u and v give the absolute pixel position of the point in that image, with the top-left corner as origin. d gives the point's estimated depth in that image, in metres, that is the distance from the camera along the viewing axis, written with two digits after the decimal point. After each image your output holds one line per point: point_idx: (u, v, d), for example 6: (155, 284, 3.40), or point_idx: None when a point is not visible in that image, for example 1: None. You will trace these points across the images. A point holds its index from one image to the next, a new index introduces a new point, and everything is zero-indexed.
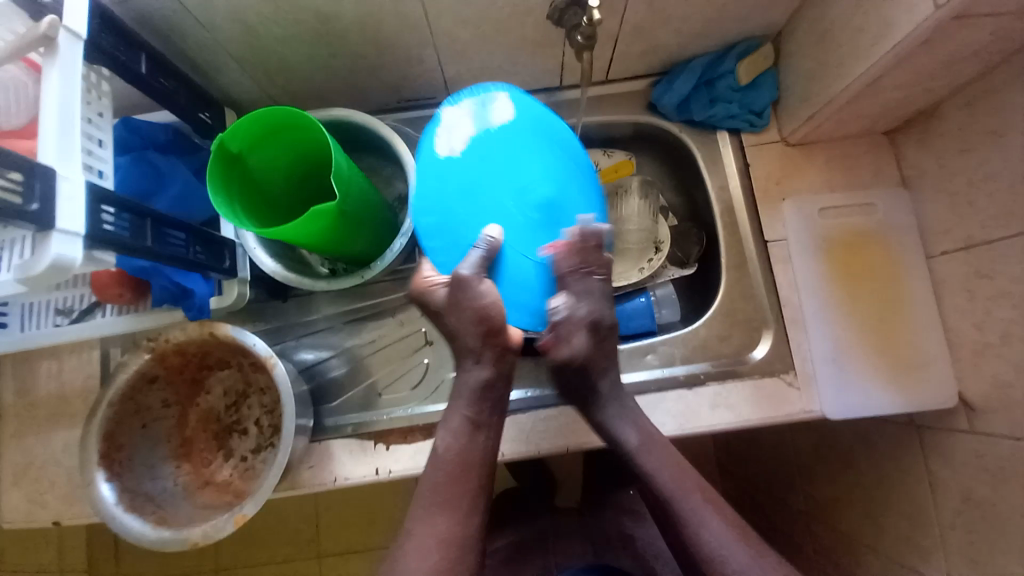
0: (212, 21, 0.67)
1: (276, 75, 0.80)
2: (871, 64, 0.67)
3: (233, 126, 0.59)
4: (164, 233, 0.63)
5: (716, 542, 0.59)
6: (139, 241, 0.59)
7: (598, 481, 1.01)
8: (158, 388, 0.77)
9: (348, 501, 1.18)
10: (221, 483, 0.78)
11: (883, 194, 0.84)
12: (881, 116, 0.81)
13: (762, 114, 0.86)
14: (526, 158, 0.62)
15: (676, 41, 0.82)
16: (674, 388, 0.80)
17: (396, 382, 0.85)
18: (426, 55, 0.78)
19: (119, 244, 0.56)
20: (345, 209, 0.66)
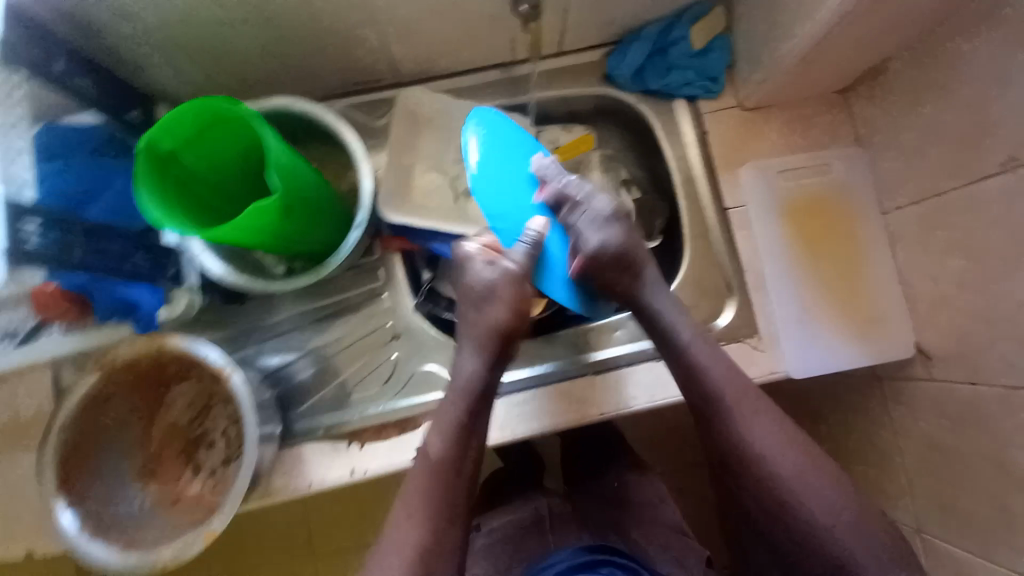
0: (126, 10, 0.62)
1: (207, 66, 0.74)
2: (819, 22, 0.66)
3: (161, 121, 0.54)
4: (97, 244, 0.64)
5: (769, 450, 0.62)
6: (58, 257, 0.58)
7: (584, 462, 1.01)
8: (115, 405, 0.73)
9: (335, 502, 1.16)
10: (192, 500, 0.74)
11: (839, 154, 0.85)
12: (834, 76, 0.80)
13: (717, 79, 0.85)
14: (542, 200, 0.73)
15: (627, 7, 0.79)
16: (643, 361, 0.80)
17: (366, 380, 0.82)
18: (366, 34, 0.73)
19: (46, 259, 0.58)
20: (292, 204, 0.62)
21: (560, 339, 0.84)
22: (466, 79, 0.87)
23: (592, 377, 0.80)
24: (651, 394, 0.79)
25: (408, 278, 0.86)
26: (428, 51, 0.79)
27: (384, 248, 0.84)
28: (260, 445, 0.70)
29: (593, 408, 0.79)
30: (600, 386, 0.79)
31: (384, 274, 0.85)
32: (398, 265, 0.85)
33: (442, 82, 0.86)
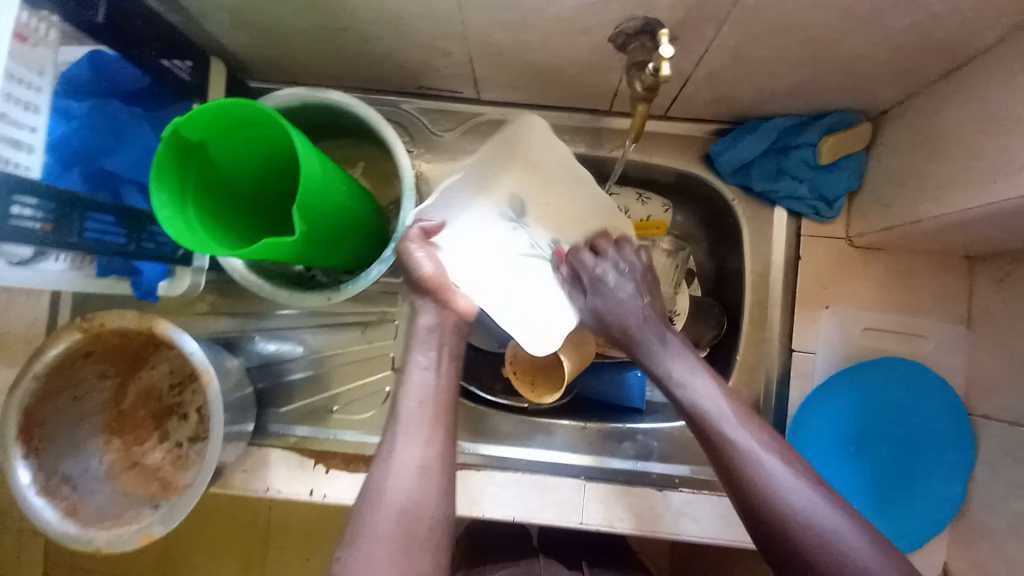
0: None
1: (282, 36, 0.64)
2: (980, 200, 0.53)
3: (191, 112, 0.48)
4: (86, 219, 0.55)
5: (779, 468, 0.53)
6: (61, 236, 0.53)
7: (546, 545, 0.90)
8: (94, 362, 0.69)
9: (312, 525, 1.00)
10: (150, 467, 0.73)
11: (938, 328, 0.73)
12: (967, 244, 0.68)
13: (831, 204, 0.73)
14: (841, 470, 0.73)
15: (756, 96, 0.67)
16: (641, 486, 0.74)
17: (354, 405, 0.77)
18: (455, 50, 0.64)
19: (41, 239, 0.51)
20: (317, 232, 0.54)
21: (563, 430, 0.78)
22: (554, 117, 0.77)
23: (583, 485, 0.74)
24: (638, 523, 0.73)
25: None
26: (518, 79, 0.70)
27: (409, 272, 0.78)
28: (225, 445, 0.68)
29: (573, 515, 0.73)
30: (583, 493, 0.73)
31: (402, 300, 0.78)
32: None
33: (526, 112, 0.77)
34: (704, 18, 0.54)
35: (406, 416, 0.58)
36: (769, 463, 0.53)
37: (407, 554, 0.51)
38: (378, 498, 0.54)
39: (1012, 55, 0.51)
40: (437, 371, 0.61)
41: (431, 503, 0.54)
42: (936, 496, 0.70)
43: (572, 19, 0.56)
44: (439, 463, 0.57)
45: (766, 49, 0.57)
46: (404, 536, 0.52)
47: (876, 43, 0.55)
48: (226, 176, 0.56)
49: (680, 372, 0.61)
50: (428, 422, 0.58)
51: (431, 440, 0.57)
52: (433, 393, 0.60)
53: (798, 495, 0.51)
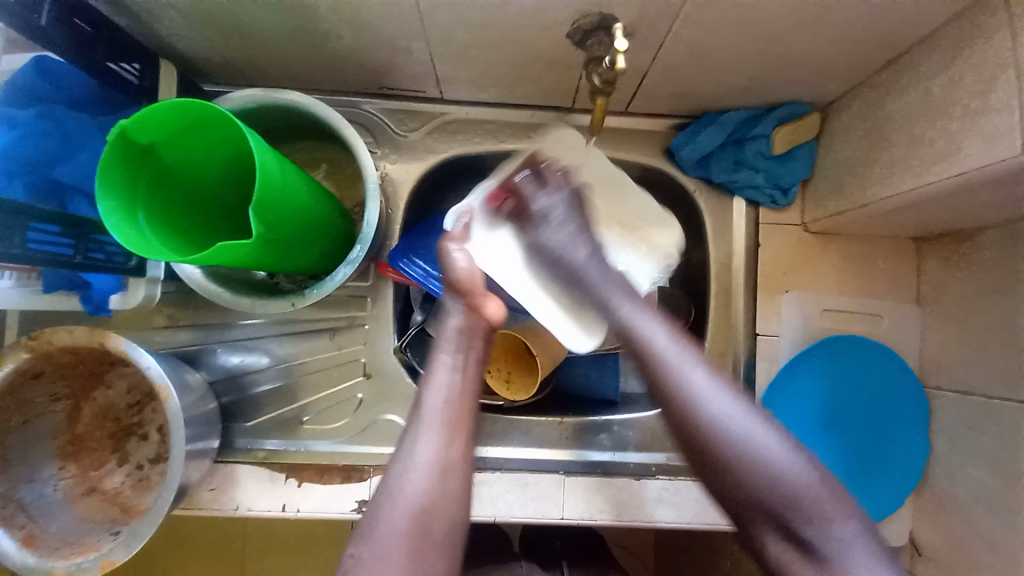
0: None
1: (235, 36, 0.62)
2: (922, 181, 0.57)
3: (140, 112, 0.46)
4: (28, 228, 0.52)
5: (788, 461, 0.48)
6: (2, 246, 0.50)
7: (530, 543, 0.89)
8: (45, 382, 0.64)
9: (289, 542, 0.97)
10: (110, 492, 0.69)
11: (893, 306, 0.76)
12: (915, 226, 0.72)
13: (787, 192, 0.76)
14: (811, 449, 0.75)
15: (713, 90, 0.70)
16: (620, 477, 0.74)
17: (325, 413, 0.75)
18: (416, 48, 0.63)
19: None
20: (276, 234, 0.53)
21: (541, 426, 0.77)
22: (518, 114, 0.77)
23: (562, 479, 0.73)
24: (618, 513, 0.73)
25: (396, 316, 0.78)
26: (482, 77, 0.70)
27: (378, 275, 0.77)
28: (190, 463, 0.64)
29: (554, 510, 0.73)
30: (563, 487, 0.73)
31: (371, 304, 0.77)
32: (390, 295, 0.77)
33: (490, 110, 0.77)
34: (659, 13, 0.55)
35: (427, 415, 0.55)
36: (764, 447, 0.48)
37: (421, 561, 0.50)
38: (394, 496, 0.52)
39: (945, 45, 0.54)
40: (463, 368, 0.58)
41: (450, 510, 0.52)
42: (899, 468, 0.73)
43: (531, 16, 0.56)
44: (461, 468, 0.54)
45: (719, 43, 0.59)
46: (418, 537, 0.50)
47: (820, 36, 0.58)
48: (180, 181, 0.54)
49: (635, 316, 0.53)
50: (450, 422, 0.55)
51: (452, 442, 0.54)
52: (457, 393, 0.56)
53: (784, 468, 0.47)
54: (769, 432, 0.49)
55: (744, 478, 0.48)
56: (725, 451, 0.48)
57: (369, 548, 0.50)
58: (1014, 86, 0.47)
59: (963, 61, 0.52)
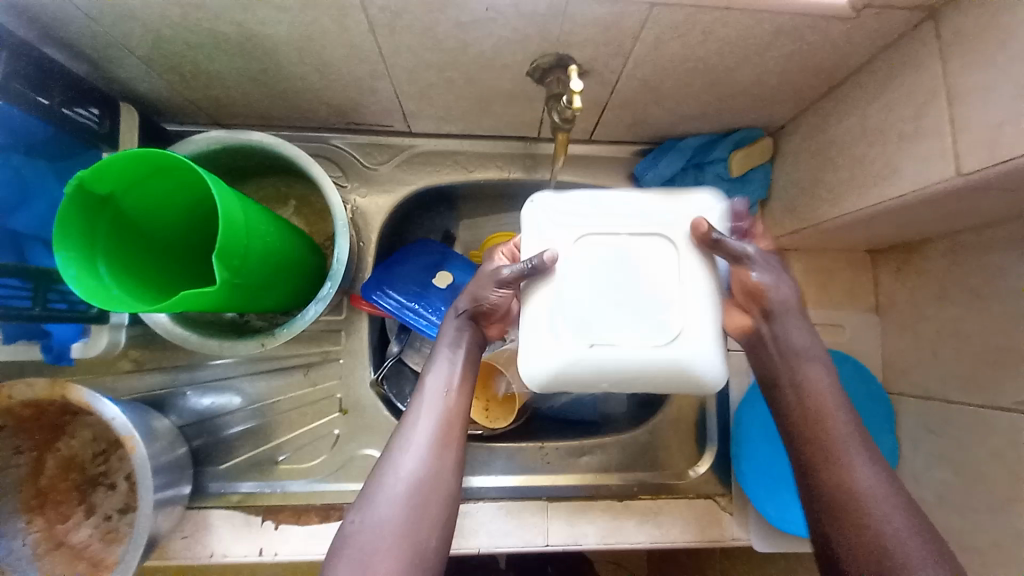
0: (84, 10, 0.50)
1: (198, 80, 0.62)
2: (868, 201, 0.60)
3: (97, 163, 0.46)
4: None
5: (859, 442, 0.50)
6: None
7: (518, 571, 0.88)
8: (7, 437, 0.63)
9: None
10: (77, 546, 0.66)
11: (852, 317, 0.80)
12: (868, 240, 0.75)
13: (747, 212, 0.79)
14: None
15: (670, 118, 0.73)
16: (601, 499, 0.75)
17: (301, 452, 0.74)
18: (380, 87, 0.65)
19: None
20: (242, 278, 0.52)
21: (521, 451, 0.77)
22: (485, 145, 0.79)
23: (545, 505, 0.74)
24: (603, 537, 0.73)
25: (371, 348, 0.78)
26: (448, 112, 0.71)
27: (352, 308, 0.77)
28: (158, 513, 0.62)
29: (538, 538, 0.73)
30: (546, 513, 0.73)
31: (346, 338, 0.76)
32: (364, 328, 0.77)
33: (458, 142, 0.79)
34: (612, 52, 0.58)
35: (427, 395, 0.57)
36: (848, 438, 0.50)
37: (414, 535, 0.50)
38: (392, 474, 0.53)
39: (878, 76, 0.58)
40: (466, 354, 0.60)
41: (445, 482, 0.54)
42: None
43: (490, 56, 0.58)
44: (455, 442, 0.56)
45: (672, 77, 0.62)
46: (415, 515, 0.51)
47: (763, 70, 0.61)
48: (142, 227, 0.54)
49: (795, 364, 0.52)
50: (447, 403, 0.57)
51: (448, 427, 0.56)
52: (456, 375, 0.58)
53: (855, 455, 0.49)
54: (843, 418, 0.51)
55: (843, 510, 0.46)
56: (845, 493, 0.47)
57: (363, 522, 0.50)
58: (942, 114, 0.51)
59: (896, 89, 0.56)
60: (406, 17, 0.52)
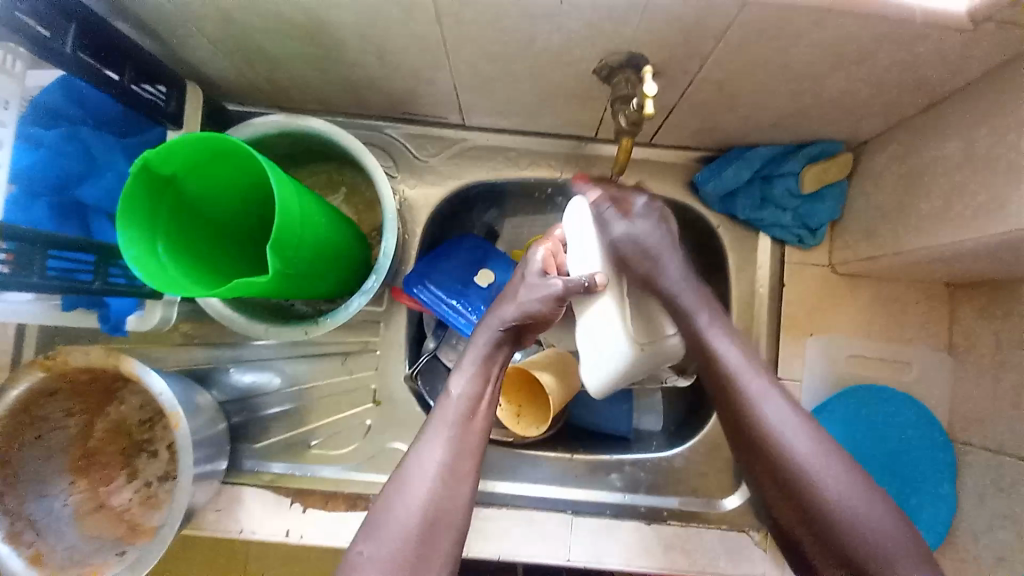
0: None
1: (260, 63, 0.62)
2: (964, 234, 0.54)
3: (163, 144, 0.46)
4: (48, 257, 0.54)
5: (784, 426, 0.53)
6: (19, 276, 0.51)
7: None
8: (60, 400, 0.64)
9: None
10: (117, 509, 0.69)
11: (922, 354, 0.73)
12: (950, 273, 0.69)
13: (815, 232, 0.74)
14: None
15: (741, 127, 0.68)
16: (631, 519, 0.73)
17: (333, 439, 0.74)
18: (439, 79, 0.63)
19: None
20: (292, 269, 0.52)
21: (550, 460, 0.76)
22: (540, 142, 0.76)
23: (571, 519, 0.72)
24: (628, 558, 0.71)
25: (409, 342, 0.77)
26: (504, 108, 0.69)
27: (393, 300, 0.76)
28: (196, 485, 0.64)
29: (560, 552, 0.71)
30: (571, 527, 0.71)
31: (385, 330, 0.76)
32: (404, 320, 0.77)
33: (512, 138, 0.76)
34: (690, 54, 0.54)
35: (443, 418, 0.56)
36: (791, 432, 0.53)
37: (422, 562, 0.49)
38: (405, 496, 0.52)
39: (992, 96, 0.52)
40: (486, 382, 0.58)
41: (455, 515, 0.52)
42: (926, 525, 0.69)
43: (557, 52, 0.55)
44: (468, 473, 0.54)
45: (750, 84, 0.58)
46: (426, 539, 0.50)
47: (856, 80, 0.56)
48: (200, 210, 0.54)
49: (727, 355, 0.57)
50: (462, 429, 0.55)
51: (462, 455, 0.54)
52: (475, 402, 0.57)
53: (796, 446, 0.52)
54: (785, 412, 0.54)
55: (785, 470, 0.52)
56: (784, 455, 0.53)
57: (371, 544, 0.50)
58: None
59: (1013, 112, 0.50)
60: (475, 8, 0.50)
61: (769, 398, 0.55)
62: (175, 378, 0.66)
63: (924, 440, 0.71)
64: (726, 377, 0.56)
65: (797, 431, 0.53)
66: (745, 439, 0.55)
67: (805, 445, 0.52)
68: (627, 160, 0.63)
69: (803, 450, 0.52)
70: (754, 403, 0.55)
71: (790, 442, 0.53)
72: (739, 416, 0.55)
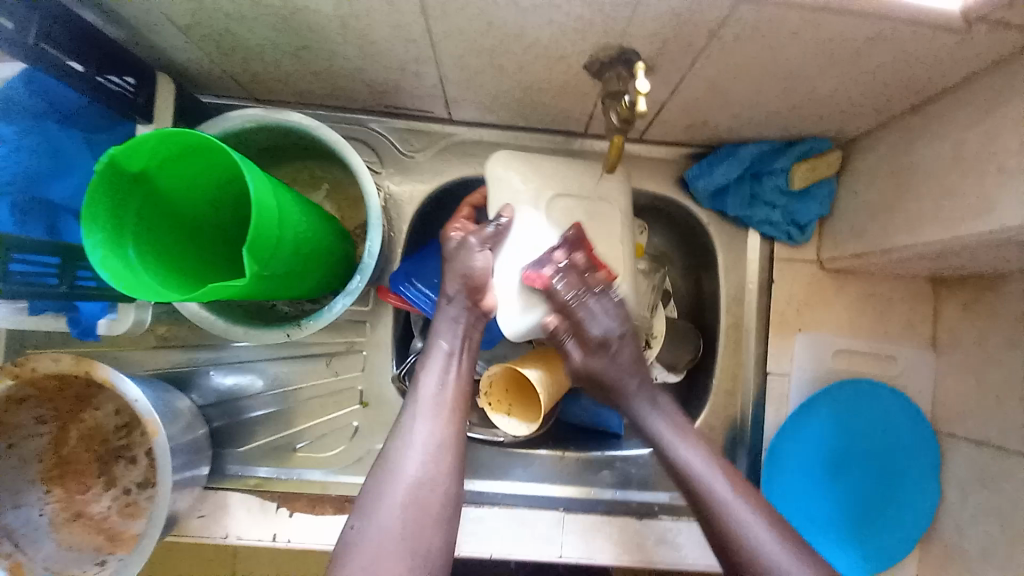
0: None
1: (235, 53, 0.59)
2: (951, 233, 0.54)
3: (129, 141, 0.44)
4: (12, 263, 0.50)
5: (747, 522, 0.55)
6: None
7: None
8: (31, 406, 0.62)
9: None
10: (96, 518, 0.66)
11: (907, 350, 0.74)
12: (936, 270, 0.69)
13: (804, 229, 0.74)
14: (815, 495, 0.73)
15: (732, 123, 0.67)
16: (623, 516, 0.73)
17: (319, 442, 0.73)
18: (425, 71, 0.61)
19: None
20: (270, 271, 0.50)
21: (541, 459, 0.75)
22: (529, 137, 0.75)
23: (562, 518, 0.72)
24: (618, 555, 0.71)
25: (396, 342, 0.76)
26: (492, 102, 0.67)
27: (379, 299, 0.74)
28: (178, 493, 0.62)
29: (552, 551, 0.71)
30: (562, 526, 0.71)
31: (371, 330, 0.74)
32: (391, 320, 0.75)
33: (500, 133, 0.74)
34: (682, 49, 0.52)
35: (422, 396, 0.58)
36: (754, 529, 0.55)
37: (418, 531, 0.51)
38: (394, 470, 0.53)
39: (981, 95, 0.52)
40: (456, 358, 0.61)
41: (445, 484, 0.54)
42: (908, 517, 0.71)
43: (547, 46, 0.53)
44: (454, 443, 0.56)
45: (742, 81, 0.57)
46: (420, 510, 0.52)
47: (847, 78, 0.55)
48: (173, 209, 0.51)
49: (686, 457, 0.60)
50: (442, 403, 0.58)
51: (446, 427, 0.57)
52: (452, 378, 0.60)
53: (762, 547, 0.54)
54: (746, 508, 0.56)
55: (736, 549, 0.55)
56: (748, 552, 0.54)
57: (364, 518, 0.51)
58: None
59: (1002, 111, 0.50)
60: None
61: (731, 496, 0.57)
62: (151, 383, 0.64)
63: (908, 435, 0.72)
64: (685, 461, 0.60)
65: (760, 526, 0.55)
66: (714, 544, 0.57)
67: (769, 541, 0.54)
68: (618, 157, 0.61)
69: (767, 546, 0.54)
70: (719, 500, 0.57)
71: (756, 539, 0.54)
72: (703, 519, 0.58)
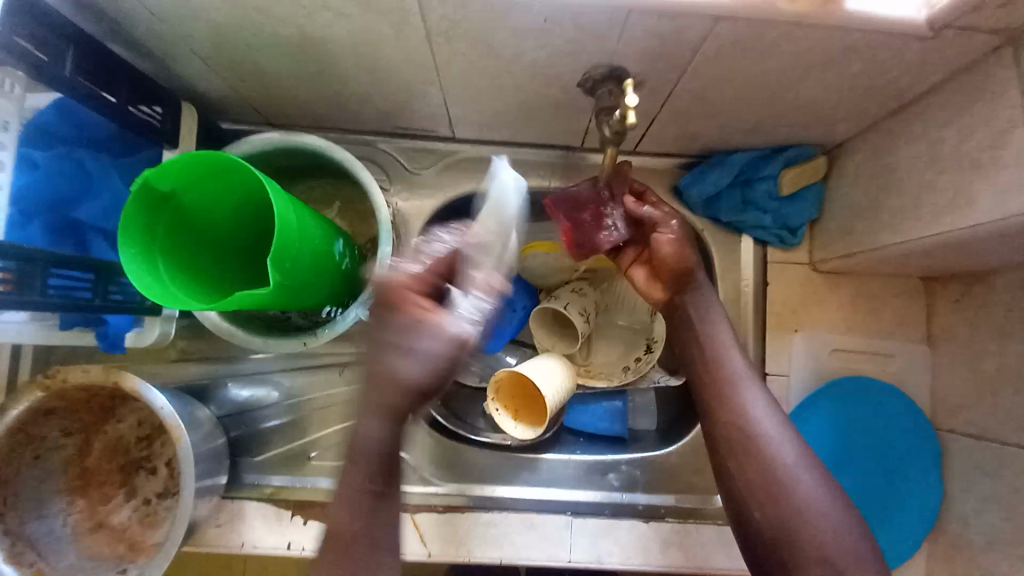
0: (157, 12, 0.52)
1: (253, 81, 0.64)
2: (933, 230, 0.57)
3: (163, 163, 0.48)
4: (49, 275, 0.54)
5: (768, 426, 0.54)
6: (24, 295, 0.52)
7: None
8: (57, 418, 0.65)
9: None
10: (117, 528, 0.68)
11: (903, 346, 0.76)
12: (925, 268, 0.72)
13: (795, 232, 0.77)
14: None
15: (720, 133, 0.71)
16: (629, 518, 0.74)
17: (331, 450, 0.75)
18: (430, 93, 0.65)
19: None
20: (290, 280, 0.53)
21: (548, 463, 0.77)
22: (528, 153, 0.79)
23: (570, 521, 0.73)
24: (626, 556, 0.72)
25: None
26: (493, 120, 0.71)
27: None
28: (198, 500, 0.64)
29: (561, 554, 0.72)
30: (570, 529, 0.73)
31: None
32: None
33: (501, 149, 0.78)
34: (669, 65, 0.56)
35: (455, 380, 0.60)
36: (778, 433, 0.54)
37: None
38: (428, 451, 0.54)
39: (952, 99, 0.55)
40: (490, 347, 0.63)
41: None
42: (913, 511, 0.72)
43: (543, 66, 0.58)
44: None
45: (727, 92, 0.61)
46: None
47: (825, 87, 0.59)
48: (199, 225, 0.55)
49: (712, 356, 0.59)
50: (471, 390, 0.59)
51: None
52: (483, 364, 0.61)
53: (782, 452, 0.53)
54: (772, 415, 0.55)
55: (763, 465, 0.53)
56: (764, 456, 0.53)
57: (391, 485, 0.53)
58: None
59: (972, 114, 0.53)
60: (464, 28, 0.52)
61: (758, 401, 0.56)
62: (174, 394, 0.66)
63: (909, 430, 0.73)
64: (719, 385, 0.57)
65: (785, 437, 0.54)
66: (724, 441, 0.55)
67: (792, 450, 0.53)
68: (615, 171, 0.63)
69: (785, 450, 0.53)
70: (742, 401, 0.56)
71: (779, 444, 0.53)
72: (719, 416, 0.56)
